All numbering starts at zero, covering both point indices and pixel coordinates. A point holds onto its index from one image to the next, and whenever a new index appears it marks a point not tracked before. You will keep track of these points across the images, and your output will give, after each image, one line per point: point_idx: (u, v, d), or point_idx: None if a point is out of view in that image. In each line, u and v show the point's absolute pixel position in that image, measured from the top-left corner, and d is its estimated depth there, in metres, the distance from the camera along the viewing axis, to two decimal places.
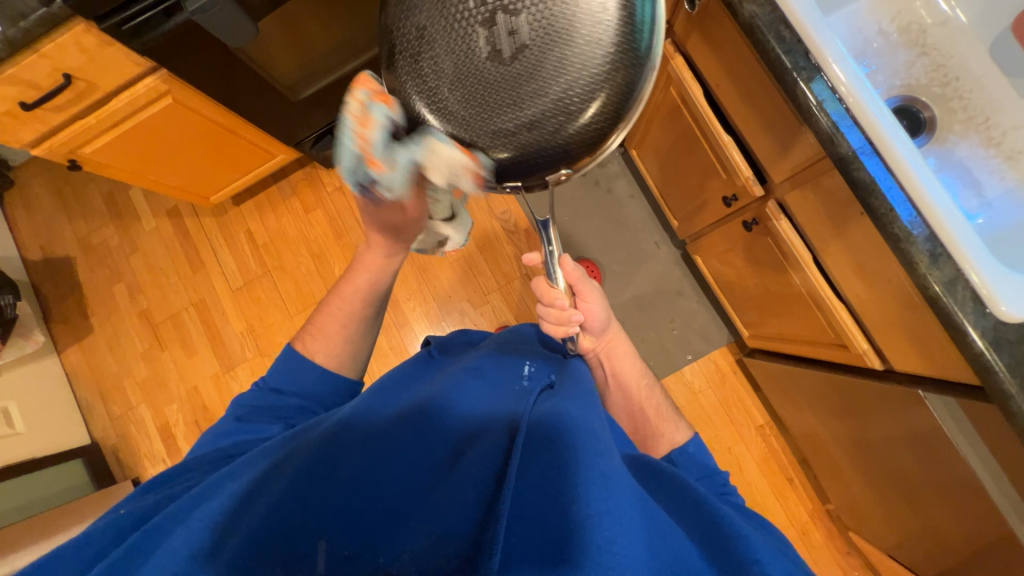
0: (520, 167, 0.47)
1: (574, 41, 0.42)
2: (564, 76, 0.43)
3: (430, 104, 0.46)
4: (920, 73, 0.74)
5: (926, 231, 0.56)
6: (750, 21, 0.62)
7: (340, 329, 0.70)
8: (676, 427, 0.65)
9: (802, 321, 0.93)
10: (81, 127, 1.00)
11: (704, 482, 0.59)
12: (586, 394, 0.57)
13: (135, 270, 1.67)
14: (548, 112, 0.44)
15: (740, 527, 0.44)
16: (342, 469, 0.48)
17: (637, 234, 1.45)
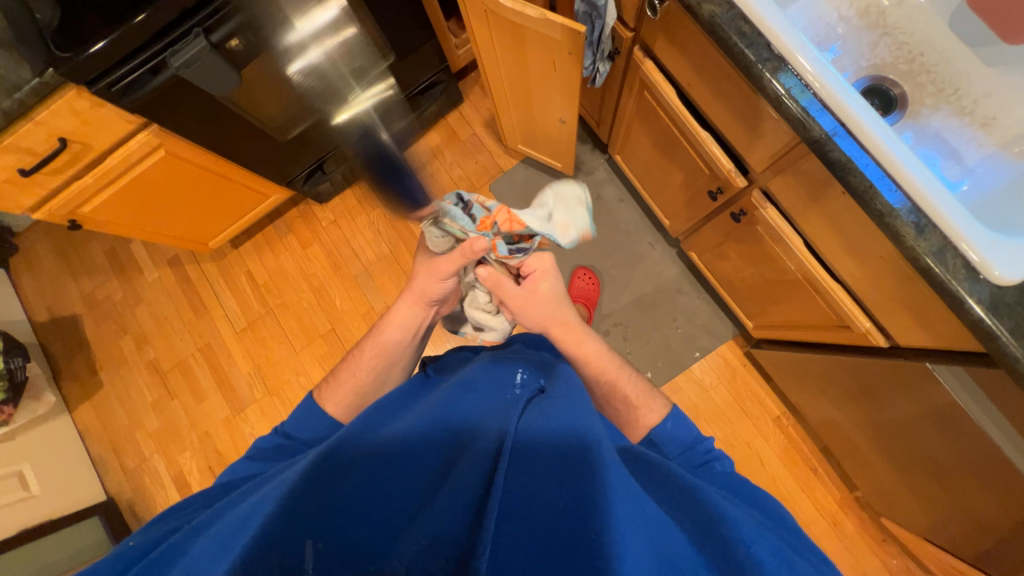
0: None
1: None
2: None
3: None
4: (885, 53, 0.76)
5: (910, 203, 0.57)
6: (711, 20, 0.63)
7: (352, 381, 0.76)
8: (651, 408, 0.70)
9: (803, 306, 0.93)
10: (78, 187, 1.03)
11: (687, 455, 0.64)
12: (575, 394, 0.60)
13: (141, 321, 1.69)
14: None
15: (725, 510, 0.46)
16: (341, 485, 0.50)
17: (630, 237, 1.46)
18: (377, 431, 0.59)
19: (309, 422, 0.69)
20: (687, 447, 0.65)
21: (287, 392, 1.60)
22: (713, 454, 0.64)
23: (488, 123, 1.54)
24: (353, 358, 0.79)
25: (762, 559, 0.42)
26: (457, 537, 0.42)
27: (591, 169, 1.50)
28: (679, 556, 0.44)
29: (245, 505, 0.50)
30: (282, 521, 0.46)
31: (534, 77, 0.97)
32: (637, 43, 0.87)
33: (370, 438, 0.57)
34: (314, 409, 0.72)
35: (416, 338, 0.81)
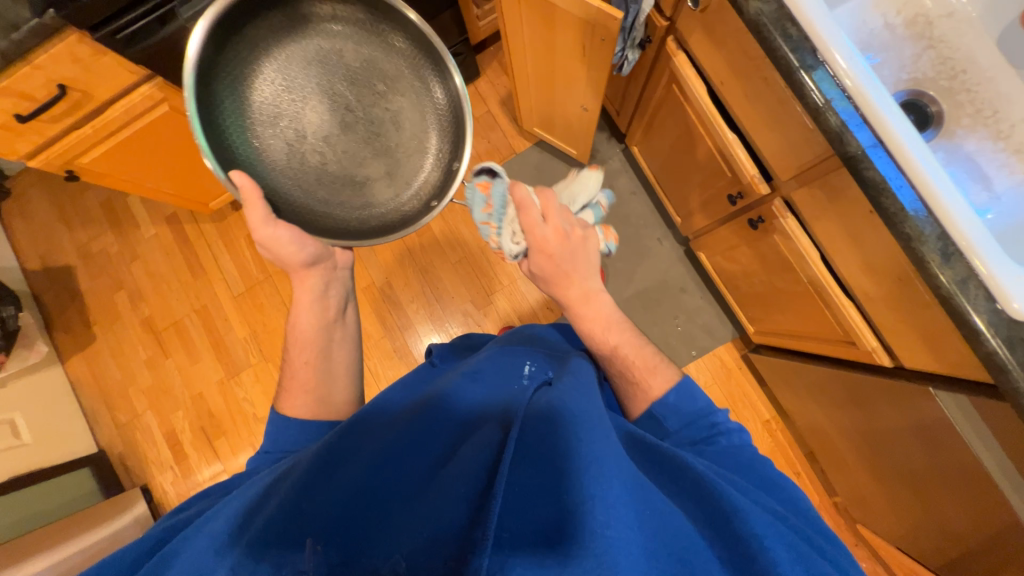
0: (370, 191, 0.66)
1: (359, 179, 0.65)
2: (362, 188, 0.66)
3: (273, 136, 0.61)
4: (927, 66, 0.73)
5: (939, 229, 0.55)
6: (756, 19, 0.60)
7: (302, 380, 0.68)
8: (657, 376, 0.66)
9: (810, 319, 0.93)
10: (73, 138, 0.98)
11: (691, 426, 0.60)
12: (583, 386, 0.59)
13: (136, 277, 1.66)
14: (365, 187, 0.66)
15: (739, 503, 0.45)
16: (342, 476, 0.49)
17: (646, 230, 1.45)
18: (380, 423, 0.59)
19: (286, 436, 0.63)
20: (692, 421, 0.61)
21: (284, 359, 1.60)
22: (720, 428, 0.60)
23: (504, 103, 1.49)
24: (287, 364, 0.70)
25: (777, 557, 0.42)
26: (460, 531, 0.42)
27: (606, 159, 1.46)
28: (688, 547, 0.43)
29: (249, 496, 0.50)
30: (278, 527, 0.45)
31: (561, 61, 0.93)
32: (671, 33, 0.83)
33: (370, 430, 0.57)
34: (278, 423, 0.64)
35: (336, 310, 0.72)
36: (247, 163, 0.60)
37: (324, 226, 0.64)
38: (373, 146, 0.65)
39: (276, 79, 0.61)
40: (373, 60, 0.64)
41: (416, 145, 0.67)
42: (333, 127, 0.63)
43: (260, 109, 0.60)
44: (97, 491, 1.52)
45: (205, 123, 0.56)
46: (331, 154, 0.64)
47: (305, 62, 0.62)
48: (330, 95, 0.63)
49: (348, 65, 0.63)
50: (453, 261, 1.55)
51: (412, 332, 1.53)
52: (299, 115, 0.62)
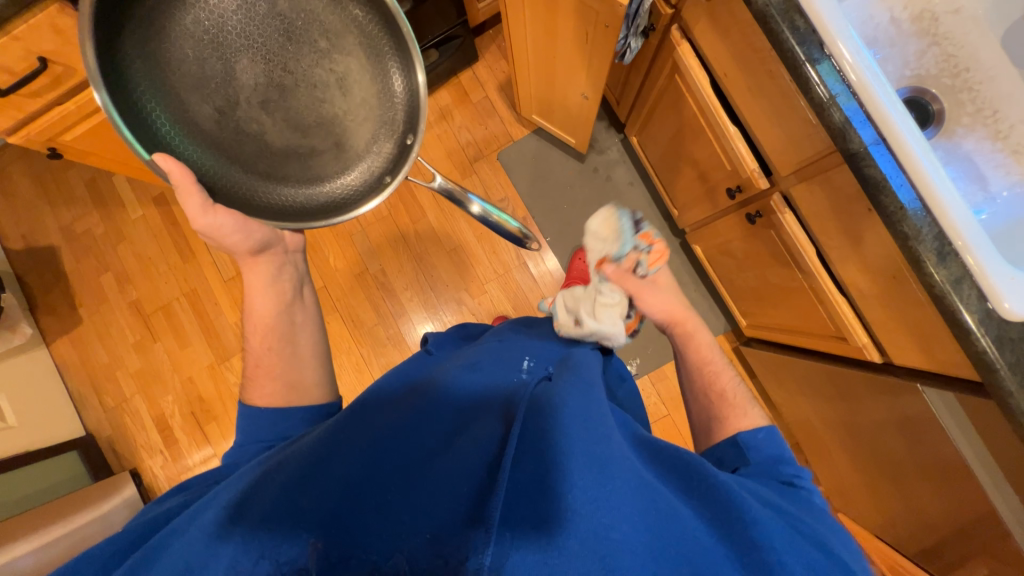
0: (317, 166, 0.62)
1: (303, 154, 0.61)
2: (307, 165, 0.62)
3: (201, 105, 0.55)
4: (931, 63, 0.73)
5: (936, 228, 0.56)
6: (763, 10, 0.59)
7: (270, 369, 0.67)
8: (746, 414, 0.63)
9: (803, 313, 0.94)
10: (56, 114, 0.94)
11: (770, 463, 0.57)
12: (584, 381, 0.58)
13: (123, 259, 1.63)
14: (310, 163, 0.62)
15: (755, 512, 0.46)
16: (341, 470, 0.49)
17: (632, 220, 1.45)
18: (378, 413, 0.58)
19: (254, 427, 0.62)
20: (774, 459, 0.57)
21: None
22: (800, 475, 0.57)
23: (503, 88, 1.46)
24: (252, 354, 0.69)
25: (789, 568, 0.44)
26: (458, 529, 0.42)
27: (605, 148, 1.45)
28: (692, 547, 0.43)
29: (241, 487, 0.49)
30: (273, 523, 0.45)
31: (562, 47, 0.91)
32: (676, 22, 0.81)
33: (367, 420, 0.56)
34: (248, 414, 0.64)
35: (291, 293, 0.71)
36: (175, 139, 0.55)
37: (268, 202, 0.61)
38: (316, 117, 0.60)
39: (196, 35, 0.54)
40: (309, 14, 0.57)
41: (364, 113, 0.62)
42: (270, 94, 0.58)
43: (181, 73, 0.54)
44: (86, 474, 1.51)
45: (116, 89, 0.50)
46: (271, 126, 0.59)
47: (227, 15, 0.55)
48: (263, 56, 0.57)
49: (280, 20, 0.56)
50: (448, 249, 1.54)
51: (405, 320, 1.52)
52: (229, 80, 0.56)
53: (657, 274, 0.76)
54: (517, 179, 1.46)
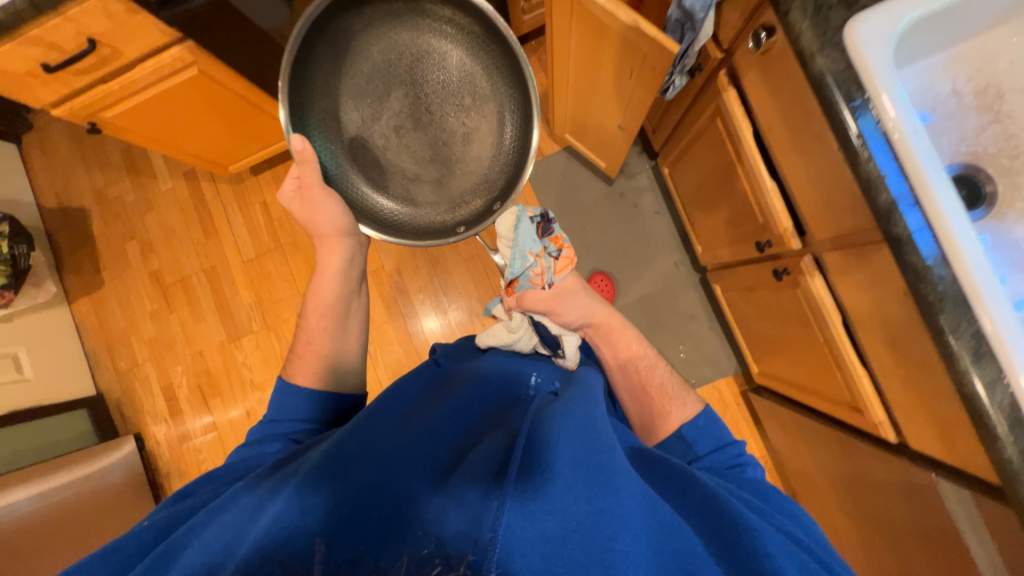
0: (410, 190, 0.72)
1: (405, 173, 0.71)
2: (404, 185, 0.72)
3: (352, 111, 0.68)
4: (989, 142, 0.69)
5: (975, 327, 0.53)
6: (820, 77, 0.56)
7: (316, 348, 0.72)
8: (684, 403, 0.72)
9: (819, 375, 0.91)
10: (99, 92, 0.96)
11: (717, 454, 0.65)
12: (589, 396, 0.58)
13: (149, 228, 1.66)
14: (406, 184, 0.72)
15: (750, 519, 0.45)
16: (350, 472, 0.49)
17: (662, 249, 1.42)
18: (390, 420, 0.59)
19: (290, 405, 0.68)
20: (719, 446, 0.66)
21: (285, 330, 1.60)
22: (745, 458, 0.65)
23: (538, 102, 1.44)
24: (302, 329, 0.74)
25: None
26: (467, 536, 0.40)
27: (634, 174, 1.43)
28: (693, 559, 0.43)
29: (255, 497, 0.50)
30: (283, 524, 0.44)
31: (604, 77, 0.89)
32: (725, 66, 0.78)
33: (379, 426, 0.57)
34: (287, 389, 0.69)
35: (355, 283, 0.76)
36: (320, 125, 0.68)
37: (360, 203, 0.71)
38: (430, 153, 0.71)
39: (377, 66, 0.68)
40: (464, 77, 0.69)
41: (471, 163, 0.72)
42: (407, 124, 0.70)
43: (353, 85, 0.68)
44: (92, 433, 1.55)
45: (303, 73, 0.65)
46: (393, 144, 0.70)
47: (406, 60, 0.68)
48: (416, 96, 0.69)
49: (443, 73, 0.69)
50: (465, 256, 1.54)
51: (415, 322, 1.53)
52: (382, 105, 0.69)
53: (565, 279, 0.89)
54: (542, 195, 1.44)
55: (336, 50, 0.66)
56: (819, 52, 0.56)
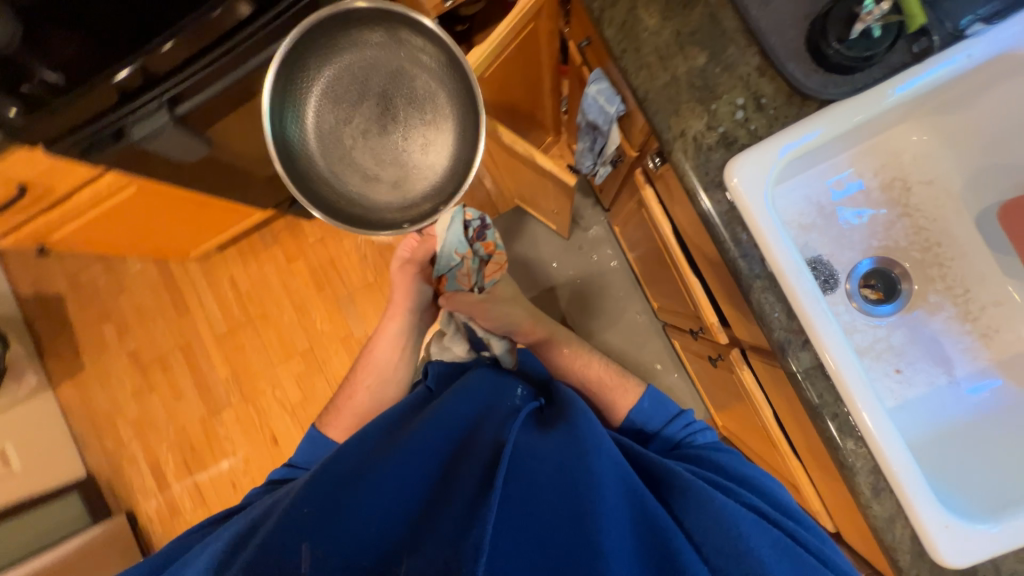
0: (369, 190, 0.68)
1: (368, 173, 0.68)
2: (364, 185, 0.68)
3: (326, 108, 0.66)
4: (899, 235, 0.69)
5: (871, 462, 0.54)
6: (705, 216, 0.57)
7: (353, 408, 0.84)
8: (626, 389, 0.81)
9: (767, 449, 0.91)
10: (44, 221, 0.99)
11: (673, 422, 0.75)
12: (574, 411, 0.64)
13: (123, 310, 1.68)
14: (366, 183, 0.68)
15: (735, 517, 0.51)
16: (349, 488, 0.52)
17: (628, 302, 1.42)
18: (391, 435, 0.63)
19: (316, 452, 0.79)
20: (670, 418, 0.76)
21: (262, 402, 1.63)
22: (696, 428, 0.74)
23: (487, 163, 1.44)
24: (349, 383, 0.88)
25: (764, 559, 0.48)
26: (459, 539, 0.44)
27: (589, 226, 1.43)
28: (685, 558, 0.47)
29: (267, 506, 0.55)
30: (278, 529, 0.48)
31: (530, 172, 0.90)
32: (639, 165, 0.78)
33: (383, 442, 0.61)
34: (318, 440, 0.81)
35: (408, 351, 0.89)
36: (289, 116, 0.65)
37: (314, 194, 0.65)
38: (395, 158, 0.68)
39: (357, 74, 0.66)
40: (439, 94, 0.67)
41: (432, 174, 0.68)
42: (375, 128, 0.68)
43: (329, 88, 0.66)
44: (85, 517, 1.59)
45: (286, 67, 0.63)
46: (362, 144, 0.67)
47: (383, 71, 0.66)
48: (382, 101, 0.67)
49: (421, 86, 0.67)
50: None
51: None
52: (353, 109, 0.67)
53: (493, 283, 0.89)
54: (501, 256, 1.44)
55: (319, 54, 0.64)
56: (703, 191, 0.56)
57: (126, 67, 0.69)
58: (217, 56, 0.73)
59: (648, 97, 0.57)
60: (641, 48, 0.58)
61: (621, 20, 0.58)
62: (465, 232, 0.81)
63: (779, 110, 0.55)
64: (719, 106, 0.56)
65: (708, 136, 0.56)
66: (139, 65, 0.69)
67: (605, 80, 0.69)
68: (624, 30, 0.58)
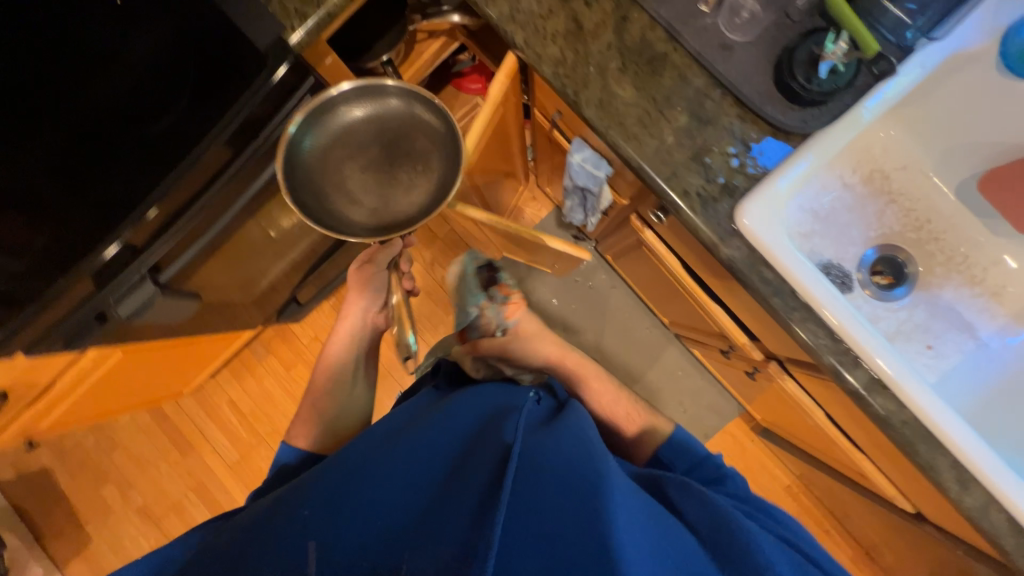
0: (353, 216, 0.66)
1: (360, 200, 0.67)
2: (353, 211, 0.67)
3: (338, 141, 0.66)
4: (893, 221, 0.73)
5: (950, 458, 0.55)
6: (729, 263, 0.58)
7: (318, 416, 0.82)
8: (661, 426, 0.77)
9: (820, 441, 0.93)
10: (32, 412, 0.93)
11: (696, 469, 0.68)
12: (579, 426, 0.61)
13: (120, 467, 1.56)
14: (353, 208, 0.67)
15: (751, 536, 0.49)
16: (355, 486, 0.53)
17: (614, 318, 1.44)
18: (398, 433, 0.62)
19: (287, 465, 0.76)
20: (697, 463, 0.68)
21: None
22: (725, 472, 0.66)
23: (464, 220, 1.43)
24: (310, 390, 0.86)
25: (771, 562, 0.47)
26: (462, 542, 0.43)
27: None
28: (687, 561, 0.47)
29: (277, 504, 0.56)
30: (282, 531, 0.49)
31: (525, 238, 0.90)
32: (634, 212, 0.79)
33: (390, 439, 0.60)
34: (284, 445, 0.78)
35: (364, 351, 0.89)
36: (299, 145, 0.65)
37: (305, 208, 0.64)
38: (386, 193, 0.67)
39: (375, 127, 0.67)
40: (449, 143, 0.67)
41: (418, 208, 0.67)
42: (377, 167, 0.68)
43: (346, 134, 0.66)
44: None
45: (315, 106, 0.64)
46: (361, 174, 0.67)
47: (399, 127, 0.67)
48: (386, 140, 0.67)
49: (436, 133, 0.67)
50: None
51: None
52: (361, 151, 0.67)
53: (519, 321, 0.92)
54: None
55: (345, 105, 0.66)
56: (721, 241, 0.58)
57: (116, 241, 0.65)
58: (194, 214, 0.69)
59: (642, 165, 0.59)
60: (624, 121, 0.59)
61: (598, 99, 0.59)
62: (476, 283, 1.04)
63: (768, 150, 0.57)
64: (713, 159, 0.58)
65: (710, 189, 0.58)
66: (129, 236, 0.65)
67: (588, 148, 0.70)
68: (603, 107, 0.59)
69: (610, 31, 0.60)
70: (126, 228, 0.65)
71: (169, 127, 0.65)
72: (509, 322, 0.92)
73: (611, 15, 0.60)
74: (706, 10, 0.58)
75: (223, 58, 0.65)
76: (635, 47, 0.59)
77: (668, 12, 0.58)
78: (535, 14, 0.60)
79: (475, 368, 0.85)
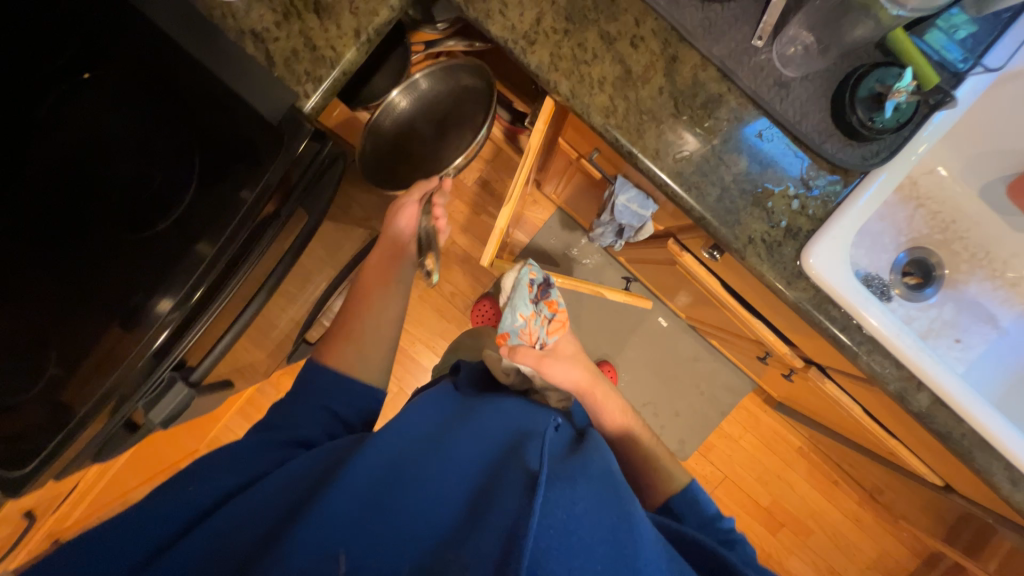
0: (413, 173, 0.84)
1: (416, 160, 0.83)
2: (414, 170, 0.84)
3: (393, 116, 0.81)
4: (921, 225, 0.76)
5: (1003, 461, 0.59)
6: (797, 304, 0.58)
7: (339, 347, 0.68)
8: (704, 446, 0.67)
9: (846, 423, 0.99)
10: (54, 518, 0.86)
11: (707, 530, 0.59)
12: (608, 464, 0.51)
13: None
14: (412, 166, 0.84)
15: None
16: (367, 486, 0.43)
17: (604, 311, 1.48)
18: (414, 437, 0.52)
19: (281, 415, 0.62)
20: (707, 522, 0.60)
21: None
22: (734, 535, 0.58)
23: (467, 233, 1.37)
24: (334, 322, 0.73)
25: None
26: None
27: (587, 258, 1.42)
28: None
29: (195, 534, 0.39)
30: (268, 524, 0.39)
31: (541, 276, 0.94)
32: (673, 238, 0.79)
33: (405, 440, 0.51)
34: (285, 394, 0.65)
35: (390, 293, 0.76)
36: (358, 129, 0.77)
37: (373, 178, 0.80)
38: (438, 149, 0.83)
39: (426, 103, 0.83)
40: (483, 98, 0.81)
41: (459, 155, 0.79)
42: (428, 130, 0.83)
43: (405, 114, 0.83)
44: None
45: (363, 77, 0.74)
46: (417, 140, 0.84)
47: (445, 98, 0.83)
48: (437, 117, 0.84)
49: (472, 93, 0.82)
50: None
51: None
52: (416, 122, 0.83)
53: (559, 342, 0.82)
54: None
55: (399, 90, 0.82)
56: (788, 284, 0.58)
57: (164, 330, 0.55)
58: (224, 303, 0.57)
59: (704, 216, 0.57)
60: (682, 170, 0.56)
61: (654, 149, 0.56)
62: (524, 288, 0.86)
63: (828, 189, 0.57)
64: (775, 204, 0.57)
65: (774, 233, 0.57)
66: (177, 323, 0.55)
67: (633, 188, 0.69)
68: (660, 158, 0.56)
69: (661, 73, 0.56)
70: (171, 314, 0.55)
71: (180, 221, 0.58)
72: (549, 340, 0.81)
73: (661, 56, 0.56)
74: (762, 45, 0.55)
75: (232, 135, 0.57)
76: (688, 90, 0.56)
77: (721, 50, 0.56)
78: (580, 59, 0.56)
79: (505, 374, 0.78)
